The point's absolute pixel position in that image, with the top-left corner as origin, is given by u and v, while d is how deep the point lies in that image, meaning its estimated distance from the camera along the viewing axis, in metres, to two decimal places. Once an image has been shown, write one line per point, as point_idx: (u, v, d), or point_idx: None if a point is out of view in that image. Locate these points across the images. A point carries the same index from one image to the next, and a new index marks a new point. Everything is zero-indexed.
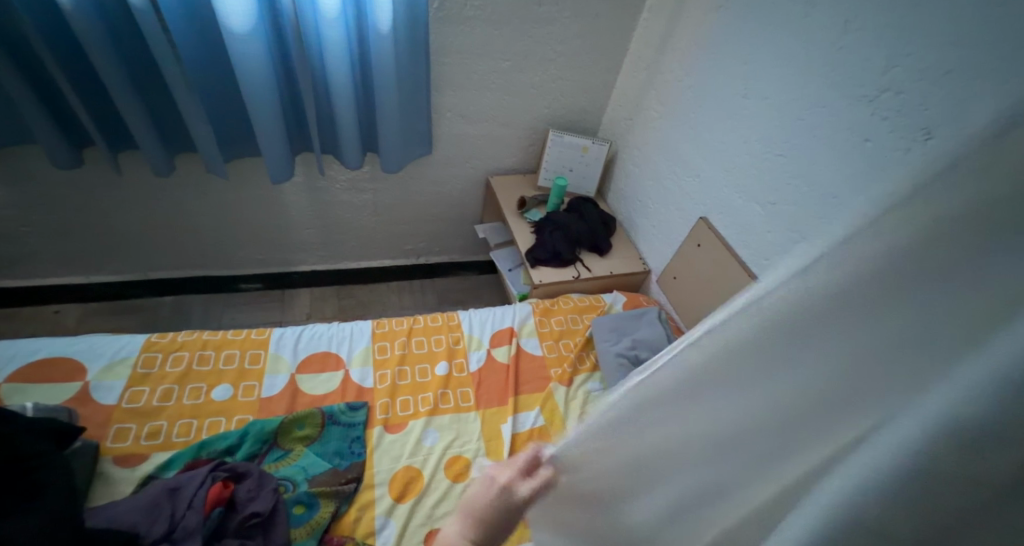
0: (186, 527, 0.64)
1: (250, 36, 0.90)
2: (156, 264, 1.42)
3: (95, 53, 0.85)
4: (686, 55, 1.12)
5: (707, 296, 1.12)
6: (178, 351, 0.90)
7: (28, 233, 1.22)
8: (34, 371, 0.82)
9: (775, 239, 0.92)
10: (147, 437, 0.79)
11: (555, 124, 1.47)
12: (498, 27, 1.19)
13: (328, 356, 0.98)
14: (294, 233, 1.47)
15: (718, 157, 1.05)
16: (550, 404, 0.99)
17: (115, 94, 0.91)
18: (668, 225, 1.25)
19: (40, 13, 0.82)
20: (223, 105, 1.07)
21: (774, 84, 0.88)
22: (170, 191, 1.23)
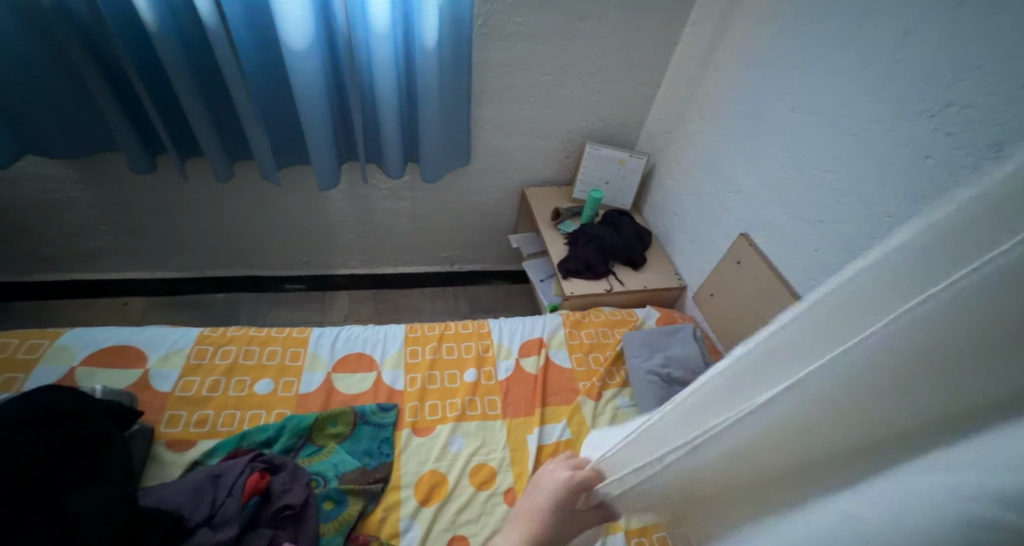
0: (226, 513, 0.67)
1: (307, 53, 0.97)
2: (212, 263, 1.53)
3: (172, 69, 0.93)
4: (731, 68, 1.10)
5: (745, 315, 1.08)
6: (227, 344, 0.96)
7: (104, 231, 1.34)
8: (101, 356, 0.89)
9: (824, 258, 0.88)
10: (195, 424, 0.84)
11: (593, 137, 1.48)
12: (539, 43, 1.21)
13: (362, 357, 1.02)
14: (337, 238, 1.54)
15: (762, 172, 1.02)
16: (577, 418, 0.98)
17: (187, 107, 1.00)
18: (706, 241, 1.22)
19: (128, 34, 0.91)
20: (279, 117, 1.14)
21: (824, 98, 0.85)
22: (229, 195, 1.33)
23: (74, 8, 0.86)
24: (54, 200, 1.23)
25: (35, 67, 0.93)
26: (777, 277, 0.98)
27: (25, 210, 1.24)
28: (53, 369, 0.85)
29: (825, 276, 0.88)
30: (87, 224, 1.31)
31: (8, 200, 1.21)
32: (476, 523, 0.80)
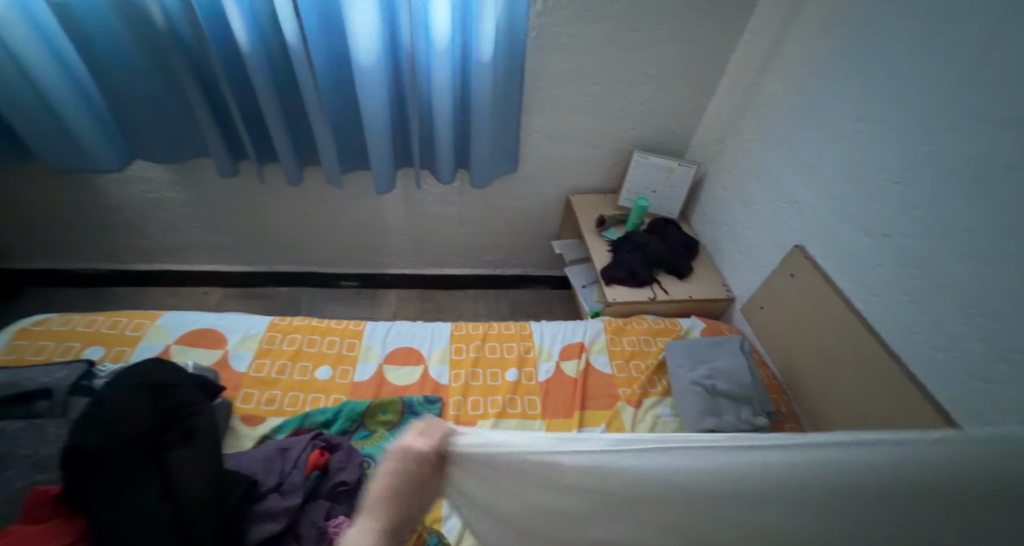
0: (291, 483, 0.74)
1: (374, 68, 1.05)
2: (279, 260, 1.66)
3: (259, 84, 1.04)
4: (790, 76, 1.08)
5: (798, 330, 1.04)
6: (293, 333, 1.06)
7: (191, 227, 1.50)
8: (190, 336, 1.00)
9: (888, 273, 0.84)
10: (265, 402, 0.93)
11: (642, 146, 1.48)
12: (592, 53, 1.23)
13: (411, 351, 1.08)
14: (390, 239, 1.63)
15: (820, 183, 0.99)
16: (616, 423, 0.99)
17: (268, 117, 1.11)
18: (758, 252, 1.19)
19: (224, 51, 1.02)
20: (345, 127, 1.24)
21: (892, 107, 0.82)
22: (297, 197, 1.45)
23: (184, 32, 0.98)
24: (153, 199, 1.39)
25: (148, 83, 1.07)
26: (834, 291, 0.94)
27: (130, 207, 1.41)
28: (152, 344, 0.97)
29: (888, 293, 0.84)
30: (178, 221, 1.47)
31: (117, 199, 1.38)
32: None
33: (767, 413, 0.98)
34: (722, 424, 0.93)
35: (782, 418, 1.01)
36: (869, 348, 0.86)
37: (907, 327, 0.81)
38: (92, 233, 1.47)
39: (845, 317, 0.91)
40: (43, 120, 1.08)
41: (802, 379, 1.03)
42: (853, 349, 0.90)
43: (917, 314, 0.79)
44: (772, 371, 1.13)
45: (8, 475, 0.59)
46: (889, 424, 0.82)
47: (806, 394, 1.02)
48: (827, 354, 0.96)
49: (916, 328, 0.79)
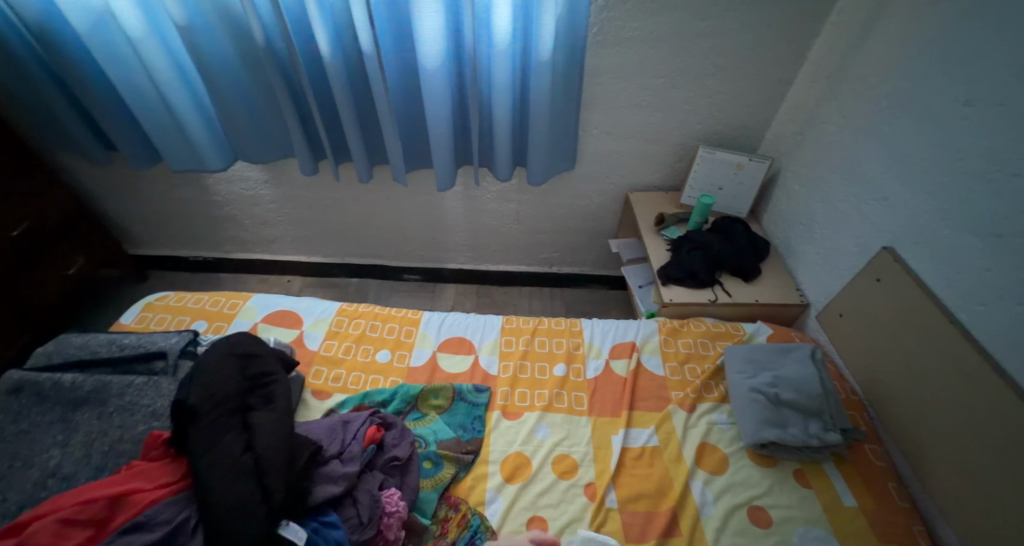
0: (351, 452, 0.80)
1: (439, 71, 1.11)
2: (351, 253, 1.81)
3: (338, 90, 1.14)
4: (882, 59, 0.97)
5: (882, 341, 0.93)
6: (358, 318, 1.15)
7: (279, 222, 1.68)
8: (273, 316, 1.12)
9: (1000, 279, 0.73)
10: (332, 379, 1.02)
11: (708, 141, 1.41)
12: (655, 46, 1.20)
13: (464, 341, 1.13)
14: (450, 235, 1.70)
15: (915, 177, 0.88)
16: (666, 427, 0.95)
17: (345, 120, 1.21)
18: (838, 254, 1.08)
19: (310, 61, 1.14)
20: (411, 127, 1.32)
21: (1011, 86, 0.71)
22: (367, 195, 1.57)
23: (279, 47, 1.11)
24: (250, 195, 1.58)
25: (249, 93, 1.22)
26: (929, 297, 0.83)
27: (232, 203, 1.61)
28: (242, 321, 1.10)
29: (999, 302, 0.73)
30: (269, 216, 1.65)
31: (222, 195, 1.59)
32: (556, 508, 0.84)
33: (840, 430, 0.89)
34: (786, 436, 0.86)
35: (861, 437, 0.91)
36: (971, 364, 0.75)
37: (1021, 342, 0.69)
38: (202, 225, 1.70)
39: (941, 328, 0.80)
40: (169, 127, 1.28)
41: (887, 396, 0.92)
42: (950, 364, 0.78)
43: None
44: (851, 386, 1.01)
45: (133, 420, 0.71)
46: (993, 452, 0.71)
47: (890, 414, 0.91)
48: (918, 369, 0.85)
49: None
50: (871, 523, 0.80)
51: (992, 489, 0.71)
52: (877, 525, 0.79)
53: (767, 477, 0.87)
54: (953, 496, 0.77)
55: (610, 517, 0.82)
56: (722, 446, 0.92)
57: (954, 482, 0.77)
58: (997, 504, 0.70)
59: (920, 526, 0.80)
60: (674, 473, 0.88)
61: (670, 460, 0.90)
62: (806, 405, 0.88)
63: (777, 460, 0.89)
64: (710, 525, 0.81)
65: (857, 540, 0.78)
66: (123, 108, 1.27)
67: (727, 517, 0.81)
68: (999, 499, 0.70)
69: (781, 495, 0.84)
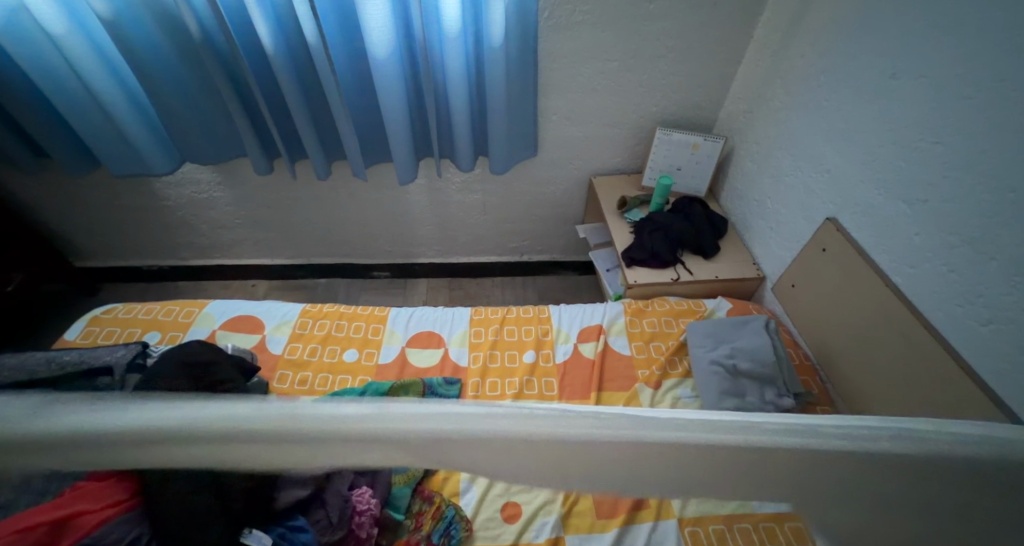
0: None
1: (389, 60, 1.08)
2: (316, 253, 1.76)
3: (285, 83, 1.10)
4: (820, 34, 1.00)
5: (828, 307, 0.98)
6: (323, 318, 1.13)
7: (237, 225, 1.62)
8: (232, 322, 1.09)
9: (927, 243, 0.77)
10: (299, 382, 1.00)
11: (665, 122, 1.43)
12: (606, 29, 1.21)
13: (432, 335, 1.12)
14: (417, 229, 1.68)
15: (854, 148, 0.91)
16: (634, 404, 0.98)
17: (295, 115, 1.17)
18: (788, 227, 1.12)
19: (252, 54, 1.09)
20: (366, 119, 1.29)
21: (930, 59, 0.75)
22: (328, 192, 1.53)
23: (216, 39, 1.05)
24: (202, 198, 1.52)
25: (189, 89, 1.16)
26: (867, 263, 0.88)
27: (184, 207, 1.54)
28: (199, 330, 1.06)
29: (928, 264, 0.77)
30: (225, 219, 1.59)
31: (172, 200, 1.52)
32: None
33: (795, 395, 0.92)
34: (745, 405, 0.90)
35: (813, 400, 0.95)
36: (907, 325, 0.80)
37: (948, 301, 0.74)
38: (153, 232, 1.62)
39: (879, 290, 0.85)
40: (105, 129, 1.21)
41: (836, 359, 0.96)
42: (888, 326, 0.83)
43: (958, 285, 0.72)
44: (804, 351, 1.06)
45: None
46: (934, 405, 0.75)
47: (841, 377, 0.95)
48: (861, 333, 0.90)
49: (960, 300, 0.72)
50: None
51: None
52: None
53: None
54: None
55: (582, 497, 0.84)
56: None
57: None
58: None
59: None
60: None
61: None
62: (762, 374, 0.91)
63: None
64: None
65: None
66: (51, 110, 1.19)
67: None
68: None
69: None
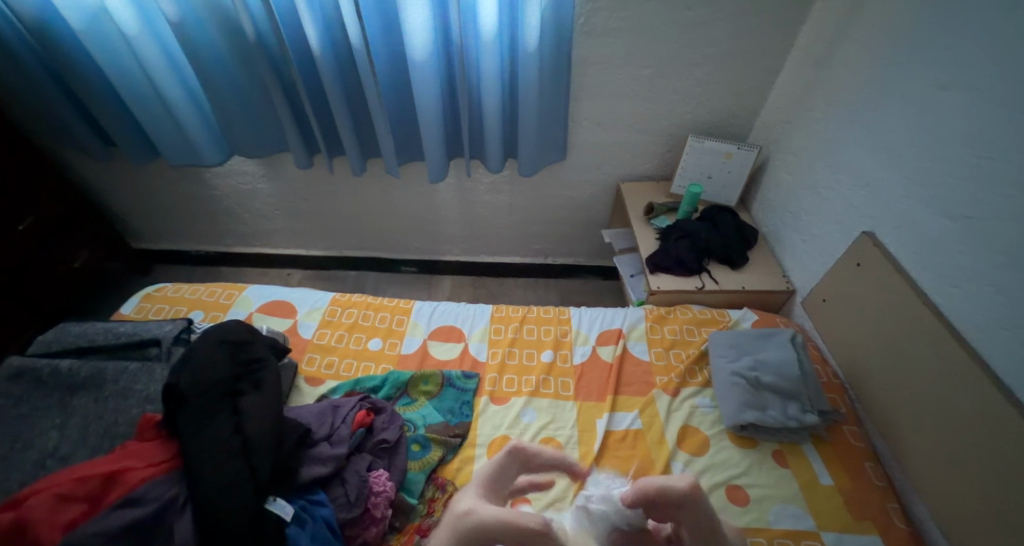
0: (340, 435, 0.82)
1: (426, 63, 1.12)
2: (348, 246, 1.83)
3: (329, 84, 1.16)
4: (866, 45, 0.97)
5: (861, 323, 0.94)
6: (351, 307, 1.17)
7: (277, 216, 1.70)
8: (268, 306, 1.15)
9: (970, 261, 0.73)
10: (325, 366, 1.05)
11: (698, 130, 1.41)
12: (642, 36, 1.21)
13: (453, 330, 1.15)
14: (445, 227, 1.72)
15: (896, 161, 0.88)
16: (650, 410, 0.97)
17: (336, 113, 1.23)
18: (822, 241, 1.08)
19: (301, 55, 1.16)
20: (402, 119, 1.34)
21: (984, 72, 0.71)
22: (362, 187, 1.59)
23: (269, 40, 1.12)
24: (247, 189, 1.61)
25: (241, 87, 1.24)
26: (905, 281, 0.84)
27: (229, 197, 1.64)
28: (237, 311, 1.13)
29: (971, 284, 0.73)
30: (267, 210, 1.68)
31: (220, 189, 1.61)
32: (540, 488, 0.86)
33: (819, 411, 0.89)
34: (765, 418, 0.87)
35: (840, 419, 0.91)
36: (943, 346, 0.76)
37: (991, 323, 0.70)
38: (202, 220, 1.73)
39: (916, 309, 0.81)
40: (165, 123, 1.30)
41: (867, 378, 0.92)
42: (925, 349, 0.80)
43: (1005, 307, 0.68)
44: (833, 370, 1.02)
45: (128, 404, 0.74)
46: (973, 433, 0.71)
47: (871, 398, 0.92)
48: (896, 353, 0.86)
49: (1004, 323, 0.68)
50: (848, 502, 0.81)
51: (976, 473, 0.70)
52: (853, 503, 0.80)
53: (746, 458, 0.88)
54: (928, 477, 0.78)
55: None
56: (703, 428, 0.93)
57: (935, 467, 0.77)
58: (968, 484, 0.71)
59: (896, 504, 0.80)
60: (656, 454, 0.90)
61: (652, 442, 0.92)
62: (786, 388, 0.88)
63: (757, 442, 0.90)
64: None
65: (832, 517, 0.79)
66: (121, 104, 1.30)
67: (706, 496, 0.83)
68: (967, 480, 0.71)
69: (759, 475, 0.85)
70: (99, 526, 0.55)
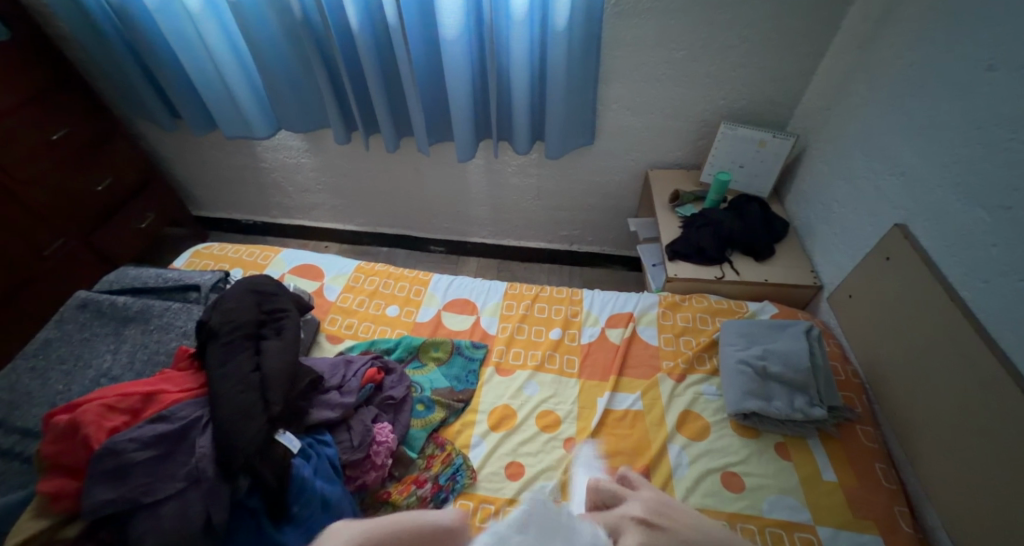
0: (349, 387, 0.89)
1: (457, 42, 1.16)
2: (382, 223, 1.92)
3: (366, 62, 1.23)
4: (915, 23, 0.90)
5: (886, 320, 0.89)
6: (374, 275, 1.24)
7: (318, 190, 1.81)
8: (299, 269, 1.24)
9: (1004, 254, 0.68)
10: (345, 327, 1.12)
11: (732, 117, 1.37)
12: (675, 16, 1.19)
13: (467, 303, 1.19)
14: (473, 208, 1.77)
15: (936, 147, 0.82)
16: (652, 393, 0.97)
17: (372, 91, 1.30)
18: (853, 233, 1.03)
19: (342, 34, 1.23)
20: (434, 99, 1.38)
21: None
22: (395, 166, 1.66)
23: (314, 19, 1.20)
24: (292, 163, 1.72)
25: (289, 64, 1.33)
26: (933, 275, 0.79)
27: (277, 170, 1.76)
28: (272, 271, 1.22)
29: (1004, 278, 0.68)
30: (309, 184, 1.79)
31: (268, 162, 1.74)
32: (534, 456, 0.89)
33: (830, 407, 0.86)
34: (769, 409, 0.85)
35: (853, 418, 0.87)
36: (967, 343, 0.72)
37: (1019, 321, 0.65)
38: (252, 191, 1.87)
39: (943, 305, 0.77)
40: (223, 97, 1.43)
41: (887, 377, 0.88)
42: (948, 346, 0.75)
43: None
44: (854, 368, 0.97)
45: (169, 337, 0.84)
46: (989, 436, 0.66)
47: (891, 399, 0.87)
48: (919, 351, 0.81)
49: None
50: (850, 500, 0.78)
51: (989, 478, 0.66)
52: (855, 502, 0.78)
53: (746, 447, 0.86)
54: (942, 480, 0.74)
55: (584, 469, 0.86)
56: (705, 415, 0.92)
57: (949, 471, 0.73)
58: (982, 491, 0.67)
59: (904, 508, 0.77)
60: (653, 436, 0.90)
61: (651, 424, 0.92)
62: (793, 379, 0.86)
63: (760, 433, 0.88)
64: (681, 485, 0.82)
65: (831, 513, 0.77)
66: (186, 78, 1.43)
67: (700, 479, 0.83)
68: (980, 483, 0.67)
69: (758, 465, 0.84)
70: (133, 434, 0.65)
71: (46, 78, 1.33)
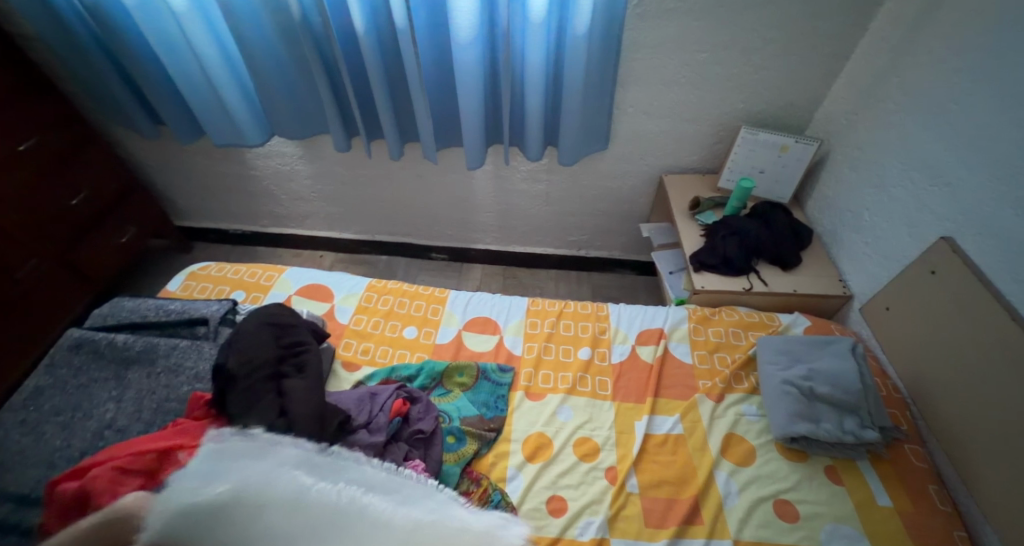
0: (378, 424, 0.82)
1: (470, 47, 1.09)
2: (381, 231, 1.83)
3: (370, 66, 1.14)
4: (956, 28, 0.87)
5: (932, 335, 0.87)
6: (387, 293, 1.17)
7: (313, 198, 1.71)
8: (306, 289, 1.15)
9: None
10: (362, 352, 1.05)
11: (751, 121, 1.33)
12: (698, 18, 1.14)
13: (489, 321, 1.13)
14: (478, 215, 1.70)
15: (986, 159, 0.80)
16: (692, 415, 0.94)
17: (377, 97, 1.22)
18: (888, 243, 1.01)
19: (343, 35, 1.14)
20: (441, 104, 1.31)
21: None
22: (397, 172, 1.58)
23: (313, 20, 1.11)
24: (286, 171, 1.62)
25: (285, 68, 1.23)
26: (989, 292, 0.76)
27: (268, 177, 1.66)
28: (277, 293, 1.14)
29: None
30: (304, 192, 1.69)
31: (260, 170, 1.63)
32: (575, 489, 0.84)
33: (879, 428, 0.84)
34: (818, 432, 0.82)
35: (902, 437, 0.86)
36: None
37: None
38: (241, 200, 1.76)
39: (1002, 323, 0.74)
40: (211, 103, 1.32)
41: (934, 395, 0.86)
42: (1007, 366, 0.73)
43: None
44: (894, 383, 0.96)
45: (179, 381, 0.75)
46: None
47: (938, 416, 0.85)
48: (971, 369, 0.79)
49: None
50: (908, 526, 0.76)
51: None
52: (913, 528, 0.75)
53: (796, 472, 0.83)
54: (999, 503, 0.73)
55: (630, 502, 0.82)
56: (749, 438, 0.89)
57: (1007, 495, 0.71)
58: None
59: (962, 532, 0.75)
60: (698, 462, 0.86)
61: (695, 449, 0.88)
62: (843, 400, 0.83)
63: (808, 455, 0.86)
64: (733, 516, 0.79)
65: (891, 540, 0.74)
66: (169, 82, 1.32)
67: (752, 508, 0.80)
68: None
69: (810, 491, 0.81)
70: None
71: (10, 83, 1.20)
